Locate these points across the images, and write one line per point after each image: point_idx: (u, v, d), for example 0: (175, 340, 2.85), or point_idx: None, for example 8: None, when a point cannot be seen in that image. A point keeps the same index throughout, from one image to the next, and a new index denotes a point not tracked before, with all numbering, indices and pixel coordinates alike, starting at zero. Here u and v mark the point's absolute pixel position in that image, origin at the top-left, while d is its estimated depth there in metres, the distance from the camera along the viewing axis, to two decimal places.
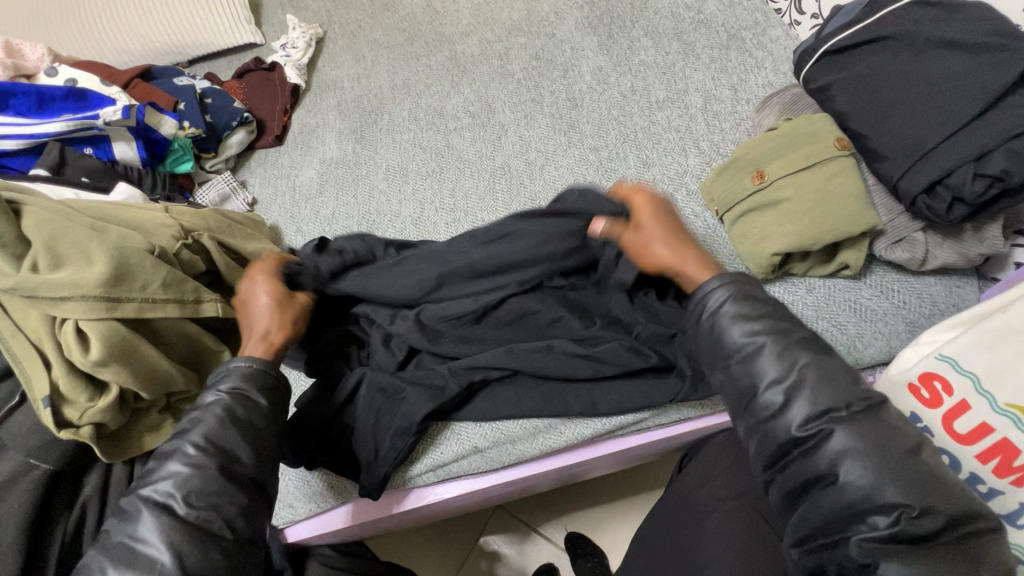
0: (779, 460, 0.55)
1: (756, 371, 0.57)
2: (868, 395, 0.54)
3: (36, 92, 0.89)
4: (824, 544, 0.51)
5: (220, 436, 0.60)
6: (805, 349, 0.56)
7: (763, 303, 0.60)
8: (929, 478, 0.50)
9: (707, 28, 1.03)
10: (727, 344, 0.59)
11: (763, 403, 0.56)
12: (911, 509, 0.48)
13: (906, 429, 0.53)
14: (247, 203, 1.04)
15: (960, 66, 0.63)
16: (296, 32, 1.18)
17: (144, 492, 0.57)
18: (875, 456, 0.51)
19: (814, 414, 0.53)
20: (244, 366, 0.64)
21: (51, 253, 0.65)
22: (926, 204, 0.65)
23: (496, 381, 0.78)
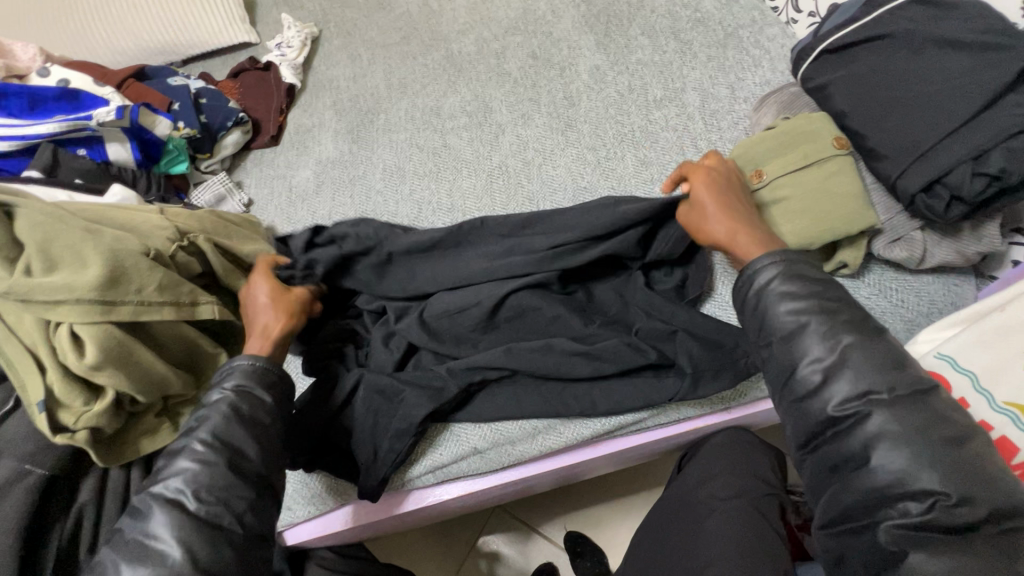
0: (811, 440, 0.56)
1: (798, 350, 0.57)
2: (918, 381, 0.53)
3: (28, 93, 0.88)
4: (852, 526, 0.52)
5: (226, 432, 0.60)
6: (852, 329, 0.56)
7: (814, 282, 0.59)
8: (972, 467, 0.49)
9: (704, 26, 1.03)
10: (771, 323, 0.59)
11: (801, 381, 0.56)
12: (947, 497, 0.48)
13: (952, 417, 0.52)
14: (243, 204, 1.03)
15: (958, 65, 0.63)
16: (291, 32, 1.17)
17: (155, 488, 0.58)
18: (914, 442, 0.50)
19: (853, 395, 0.53)
20: (247, 364, 0.65)
21: (45, 256, 0.65)
22: (925, 202, 0.65)
23: (494, 382, 0.78)
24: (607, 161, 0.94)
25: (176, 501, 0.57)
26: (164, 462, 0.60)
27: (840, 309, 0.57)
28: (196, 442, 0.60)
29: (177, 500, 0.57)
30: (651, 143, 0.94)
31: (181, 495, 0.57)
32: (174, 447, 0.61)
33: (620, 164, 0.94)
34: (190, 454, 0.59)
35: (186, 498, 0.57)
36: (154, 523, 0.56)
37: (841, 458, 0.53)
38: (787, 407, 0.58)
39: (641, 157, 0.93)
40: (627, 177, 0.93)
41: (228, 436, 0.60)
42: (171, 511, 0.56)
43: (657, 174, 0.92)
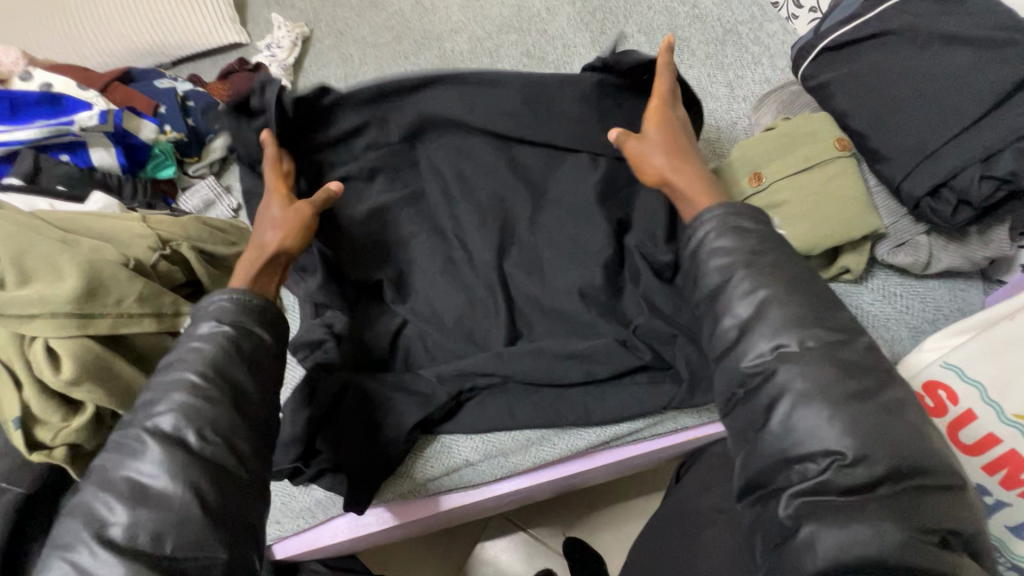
0: (728, 403, 0.53)
1: (720, 307, 0.54)
2: (831, 334, 0.51)
3: (8, 99, 0.84)
4: (761, 492, 0.50)
5: (227, 367, 0.55)
6: (777, 283, 0.53)
7: (749, 234, 0.56)
8: (880, 426, 0.46)
9: (702, 22, 1.01)
10: (701, 281, 0.57)
11: (720, 336, 0.54)
12: (844, 457, 0.46)
13: (865, 371, 0.49)
14: (232, 209, 1.00)
15: (966, 63, 0.60)
16: (281, 32, 1.15)
17: (150, 423, 0.51)
18: (818, 397, 0.48)
19: (765, 350, 0.51)
20: (233, 302, 0.59)
21: (19, 269, 0.63)
22: (931, 206, 0.63)
23: (486, 391, 0.76)
24: None
25: (175, 438, 0.51)
26: (155, 394, 0.53)
27: (769, 261, 0.54)
28: (191, 375, 0.54)
29: (176, 436, 0.51)
30: None
31: (180, 430, 0.51)
32: (167, 378, 0.54)
33: None
34: (185, 387, 0.53)
35: (186, 433, 0.51)
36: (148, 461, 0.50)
37: (751, 423, 0.51)
38: (712, 367, 0.56)
39: None
40: None
41: (229, 372, 0.55)
42: (169, 449, 0.50)
43: None
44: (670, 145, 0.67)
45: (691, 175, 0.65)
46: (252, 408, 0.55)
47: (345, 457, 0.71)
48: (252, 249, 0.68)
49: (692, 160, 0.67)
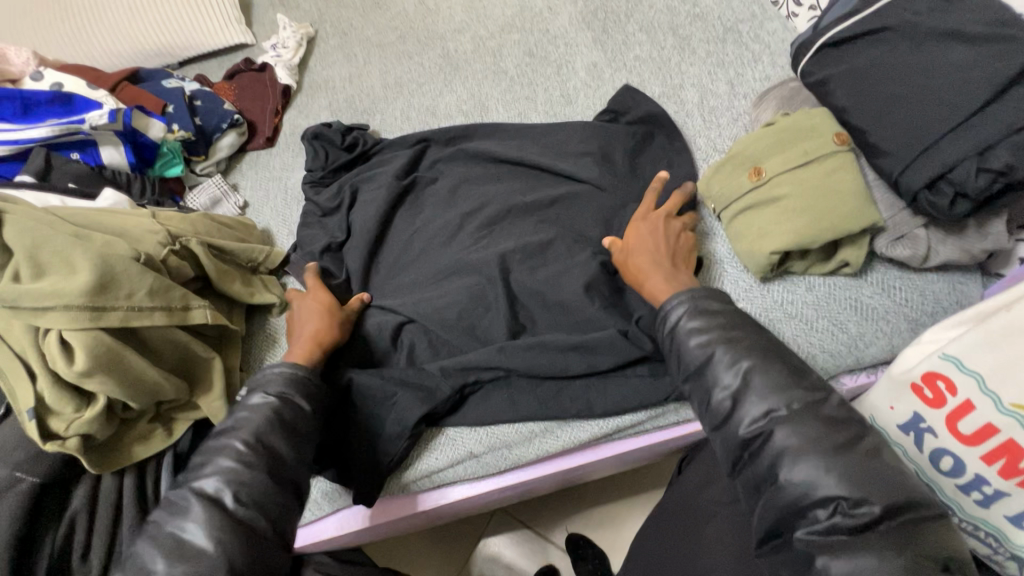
0: (734, 465, 0.55)
1: (709, 380, 0.58)
2: (810, 393, 0.54)
3: (21, 97, 0.87)
4: (778, 541, 0.52)
5: (268, 435, 0.60)
6: (752, 353, 0.57)
7: (717, 314, 0.61)
8: (873, 467, 0.49)
9: (703, 21, 1.02)
10: (684, 358, 0.60)
11: (716, 407, 0.57)
12: (846, 500, 0.48)
13: (845, 421, 0.52)
14: (238, 207, 1.01)
15: (963, 58, 0.61)
16: (286, 32, 1.16)
17: (195, 484, 0.56)
18: (814, 449, 0.50)
19: (759, 416, 0.54)
20: (288, 370, 0.66)
21: (33, 262, 0.64)
22: (929, 199, 0.64)
23: (489, 384, 0.77)
24: None
25: (214, 499, 0.55)
26: (204, 456, 0.58)
27: (743, 335, 0.59)
28: (237, 443, 0.59)
29: (216, 498, 0.55)
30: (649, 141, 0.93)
31: (221, 492, 0.55)
32: (213, 445, 0.60)
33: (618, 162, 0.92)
34: (230, 453, 0.58)
35: (225, 494, 0.55)
36: (190, 520, 0.54)
37: (757, 480, 0.53)
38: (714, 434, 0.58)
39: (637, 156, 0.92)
40: None
41: (268, 440, 0.60)
42: (208, 510, 0.54)
43: None
44: (646, 250, 0.72)
45: (655, 278, 0.69)
46: (285, 469, 0.59)
47: (358, 450, 0.73)
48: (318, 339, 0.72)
49: (665, 267, 0.70)
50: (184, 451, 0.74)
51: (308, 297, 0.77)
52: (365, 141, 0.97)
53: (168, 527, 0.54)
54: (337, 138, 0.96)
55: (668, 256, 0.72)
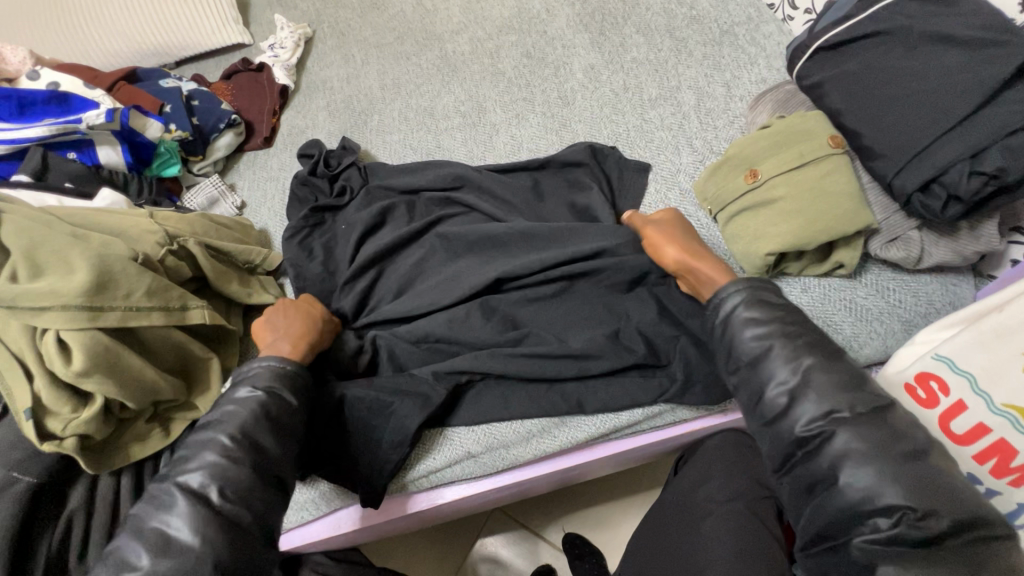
0: (786, 462, 0.56)
1: (764, 374, 0.58)
2: (876, 398, 0.55)
3: (17, 97, 0.87)
4: (829, 544, 0.53)
5: (255, 432, 0.60)
6: (813, 352, 0.57)
7: (777, 308, 0.61)
8: (934, 480, 0.50)
9: (700, 24, 1.02)
10: (737, 349, 0.61)
11: (770, 403, 0.57)
12: (913, 511, 0.48)
13: (912, 432, 0.53)
14: (236, 207, 1.01)
15: (955, 62, 0.62)
16: (284, 32, 1.16)
17: (180, 478, 0.57)
18: (877, 456, 0.51)
19: (818, 417, 0.54)
20: (276, 365, 0.66)
21: (31, 262, 0.64)
22: (921, 201, 0.64)
23: (482, 383, 0.78)
24: None
25: (201, 495, 0.55)
26: (188, 451, 0.59)
27: (802, 332, 0.59)
28: (223, 437, 0.59)
29: (202, 492, 0.55)
30: (646, 142, 0.93)
31: (205, 487, 0.56)
32: (198, 439, 0.60)
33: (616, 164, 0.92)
34: (216, 447, 0.58)
35: (211, 489, 0.56)
36: (174, 515, 0.54)
37: (812, 480, 0.54)
38: (763, 431, 0.59)
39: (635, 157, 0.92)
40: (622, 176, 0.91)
41: (256, 436, 0.60)
42: (192, 505, 0.55)
43: (653, 172, 0.90)
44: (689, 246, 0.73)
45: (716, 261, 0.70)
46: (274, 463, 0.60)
47: (353, 450, 0.73)
48: (301, 331, 0.73)
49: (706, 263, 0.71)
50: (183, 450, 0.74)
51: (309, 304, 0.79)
52: (356, 179, 0.94)
53: (152, 522, 0.54)
54: (326, 185, 0.94)
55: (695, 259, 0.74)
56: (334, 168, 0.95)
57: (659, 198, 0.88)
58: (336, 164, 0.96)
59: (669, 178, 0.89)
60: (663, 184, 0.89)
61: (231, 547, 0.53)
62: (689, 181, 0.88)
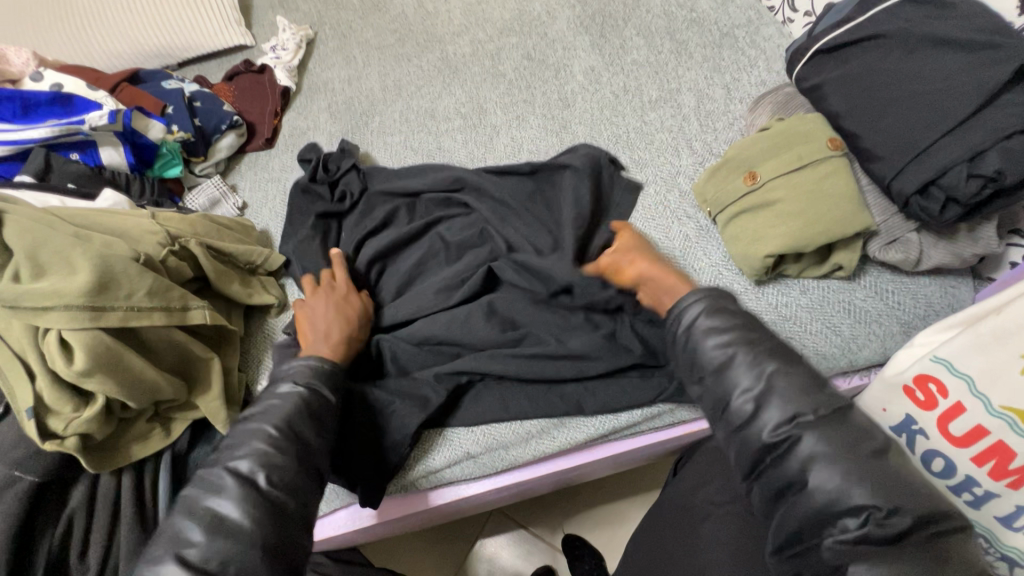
0: (754, 468, 0.54)
1: (729, 382, 0.56)
2: (835, 399, 0.53)
3: (21, 98, 0.87)
4: (797, 549, 0.50)
5: (299, 424, 0.60)
6: (775, 357, 0.56)
7: (734, 314, 0.60)
8: (896, 477, 0.48)
9: (700, 26, 1.03)
10: (700, 358, 0.59)
11: (736, 410, 0.55)
12: (879, 510, 0.47)
13: (874, 429, 0.51)
14: (237, 208, 1.01)
15: (954, 65, 0.62)
16: (286, 34, 1.17)
17: (230, 463, 0.56)
18: (842, 457, 0.49)
19: (784, 421, 0.52)
20: (313, 364, 0.67)
21: (33, 262, 0.65)
22: (920, 204, 0.65)
23: (481, 385, 0.78)
24: None
25: (249, 479, 0.55)
26: (234, 439, 0.58)
27: (761, 337, 0.58)
28: (268, 427, 0.59)
29: (249, 477, 0.55)
30: (645, 144, 0.93)
31: (254, 472, 0.55)
32: (242, 429, 0.59)
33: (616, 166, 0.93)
34: (263, 435, 0.58)
35: (259, 475, 0.55)
36: (216, 497, 0.54)
37: (780, 485, 0.51)
38: (729, 439, 0.56)
39: (635, 159, 0.93)
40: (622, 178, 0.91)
41: (301, 429, 0.60)
42: (241, 488, 0.54)
43: (652, 175, 0.91)
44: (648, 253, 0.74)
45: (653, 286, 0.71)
46: (314, 456, 0.60)
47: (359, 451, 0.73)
48: (343, 334, 0.73)
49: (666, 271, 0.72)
50: (182, 450, 0.75)
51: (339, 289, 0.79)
52: (355, 186, 0.93)
53: (204, 503, 0.53)
54: (326, 194, 0.93)
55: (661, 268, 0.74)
56: (333, 173, 0.94)
57: (658, 200, 0.88)
58: (336, 168, 0.94)
59: (669, 180, 0.90)
60: (663, 186, 0.89)
61: (277, 533, 0.53)
62: (689, 183, 0.89)
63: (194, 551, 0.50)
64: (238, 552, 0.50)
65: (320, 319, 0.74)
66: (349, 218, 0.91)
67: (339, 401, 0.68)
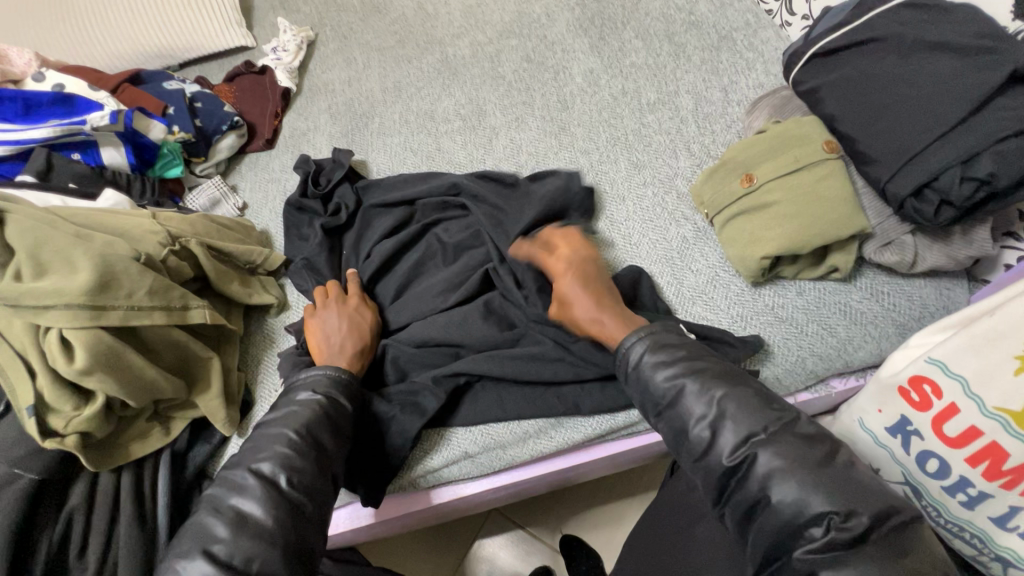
0: (721, 493, 0.56)
1: (683, 412, 0.59)
2: (782, 413, 0.56)
3: (23, 98, 0.88)
4: (777, 565, 0.51)
5: (318, 430, 0.61)
6: (721, 382, 0.59)
7: (676, 347, 0.64)
8: (848, 482, 0.50)
9: (698, 29, 1.03)
10: (653, 393, 0.62)
11: (696, 439, 0.58)
12: (837, 514, 0.48)
13: (820, 437, 0.54)
14: (237, 208, 1.02)
15: (948, 69, 0.62)
16: (287, 36, 1.18)
17: (253, 464, 0.57)
18: (797, 470, 0.51)
19: (738, 442, 0.55)
20: (329, 374, 0.67)
21: (35, 261, 0.65)
22: (915, 207, 0.65)
23: (478, 386, 0.78)
24: (600, 165, 0.94)
25: (271, 480, 0.56)
26: (258, 442, 0.59)
27: (704, 365, 0.61)
28: (290, 433, 0.60)
29: (272, 478, 0.56)
30: (643, 147, 0.94)
31: (276, 474, 0.57)
32: (266, 433, 0.61)
33: (614, 168, 0.93)
34: (286, 441, 0.59)
35: (281, 476, 0.56)
36: (223, 500, 0.55)
37: (748, 505, 0.53)
38: (695, 467, 0.59)
39: (634, 161, 0.93)
40: (621, 180, 0.92)
41: (319, 435, 0.61)
42: (263, 488, 0.55)
43: (650, 177, 0.91)
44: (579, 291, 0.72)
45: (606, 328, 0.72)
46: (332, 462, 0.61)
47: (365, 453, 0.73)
48: (356, 347, 0.74)
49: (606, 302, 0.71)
50: (181, 450, 0.75)
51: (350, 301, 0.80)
52: (350, 199, 0.92)
53: (229, 501, 0.55)
54: (320, 207, 0.92)
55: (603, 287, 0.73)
56: (324, 187, 0.93)
57: (656, 202, 0.89)
58: (326, 181, 0.94)
59: (666, 182, 0.90)
60: (660, 187, 0.90)
61: (295, 532, 0.54)
62: (686, 185, 0.89)
63: (221, 547, 0.51)
64: (263, 549, 0.51)
65: (333, 333, 0.75)
66: (354, 224, 0.92)
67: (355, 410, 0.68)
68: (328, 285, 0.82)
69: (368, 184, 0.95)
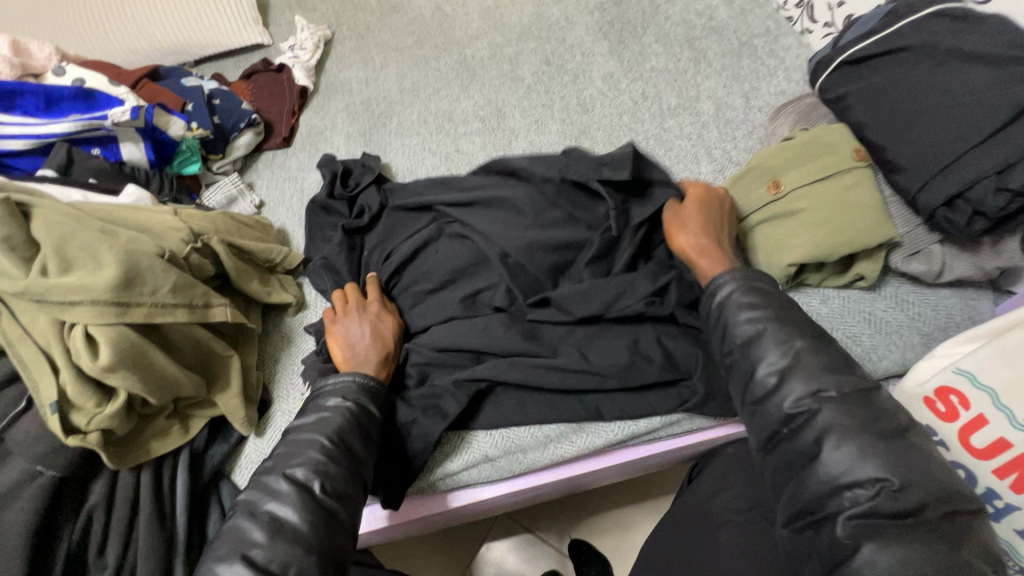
0: (770, 440, 0.58)
1: (755, 356, 0.60)
2: (863, 380, 0.57)
3: (44, 92, 0.88)
4: (809, 518, 0.54)
5: (348, 435, 0.61)
6: (804, 335, 0.60)
7: (769, 294, 0.65)
8: (906, 452, 0.52)
9: (719, 35, 1.03)
10: (730, 333, 0.63)
11: (759, 385, 0.59)
12: (891, 483, 0.51)
13: (889, 411, 0.55)
14: (254, 206, 1.02)
15: (982, 79, 0.62)
16: (305, 34, 1.18)
17: (288, 469, 0.57)
18: (860, 435, 0.53)
19: (806, 394, 0.56)
20: (352, 380, 0.66)
21: (61, 256, 0.64)
22: (946, 216, 0.65)
23: (499, 390, 0.77)
24: None
25: (305, 486, 0.56)
26: (291, 448, 0.59)
27: (792, 316, 0.62)
28: (322, 438, 0.60)
29: (306, 484, 0.56)
30: (665, 151, 0.94)
31: (309, 479, 0.57)
32: (297, 439, 0.61)
33: None
34: (319, 446, 0.59)
35: (314, 482, 0.56)
36: (255, 505, 0.55)
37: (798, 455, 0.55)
38: (749, 414, 0.61)
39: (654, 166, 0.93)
40: None
41: (350, 440, 0.61)
42: (299, 494, 0.55)
43: None
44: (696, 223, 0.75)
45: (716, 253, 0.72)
46: (362, 466, 0.61)
47: (388, 459, 0.72)
48: (381, 354, 0.74)
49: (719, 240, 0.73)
50: (199, 449, 0.74)
51: (371, 308, 0.79)
52: (375, 201, 0.91)
53: (265, 506, 0.55)
54: (344, 208, 0.92)
55: (720, 224, 0.76)
56: (352, 189, 0.93)
57: None
58: (355, 183, 0.94)
59: None
60: None
61: (328, 537, 0.54)
62: None
63: (260, 551, 0.51)
64: (300, 555, 0.51)
65: (357, 340, 0.74)
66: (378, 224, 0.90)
67: (382, 415, 0.68)
68: (347, 288, 0.81)
69: (394, 186, 0.93)
